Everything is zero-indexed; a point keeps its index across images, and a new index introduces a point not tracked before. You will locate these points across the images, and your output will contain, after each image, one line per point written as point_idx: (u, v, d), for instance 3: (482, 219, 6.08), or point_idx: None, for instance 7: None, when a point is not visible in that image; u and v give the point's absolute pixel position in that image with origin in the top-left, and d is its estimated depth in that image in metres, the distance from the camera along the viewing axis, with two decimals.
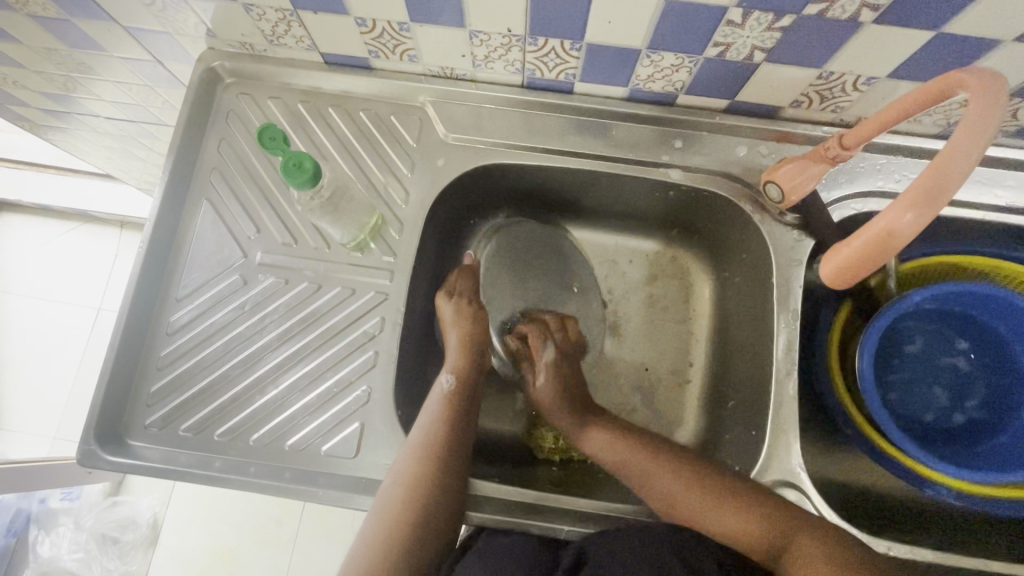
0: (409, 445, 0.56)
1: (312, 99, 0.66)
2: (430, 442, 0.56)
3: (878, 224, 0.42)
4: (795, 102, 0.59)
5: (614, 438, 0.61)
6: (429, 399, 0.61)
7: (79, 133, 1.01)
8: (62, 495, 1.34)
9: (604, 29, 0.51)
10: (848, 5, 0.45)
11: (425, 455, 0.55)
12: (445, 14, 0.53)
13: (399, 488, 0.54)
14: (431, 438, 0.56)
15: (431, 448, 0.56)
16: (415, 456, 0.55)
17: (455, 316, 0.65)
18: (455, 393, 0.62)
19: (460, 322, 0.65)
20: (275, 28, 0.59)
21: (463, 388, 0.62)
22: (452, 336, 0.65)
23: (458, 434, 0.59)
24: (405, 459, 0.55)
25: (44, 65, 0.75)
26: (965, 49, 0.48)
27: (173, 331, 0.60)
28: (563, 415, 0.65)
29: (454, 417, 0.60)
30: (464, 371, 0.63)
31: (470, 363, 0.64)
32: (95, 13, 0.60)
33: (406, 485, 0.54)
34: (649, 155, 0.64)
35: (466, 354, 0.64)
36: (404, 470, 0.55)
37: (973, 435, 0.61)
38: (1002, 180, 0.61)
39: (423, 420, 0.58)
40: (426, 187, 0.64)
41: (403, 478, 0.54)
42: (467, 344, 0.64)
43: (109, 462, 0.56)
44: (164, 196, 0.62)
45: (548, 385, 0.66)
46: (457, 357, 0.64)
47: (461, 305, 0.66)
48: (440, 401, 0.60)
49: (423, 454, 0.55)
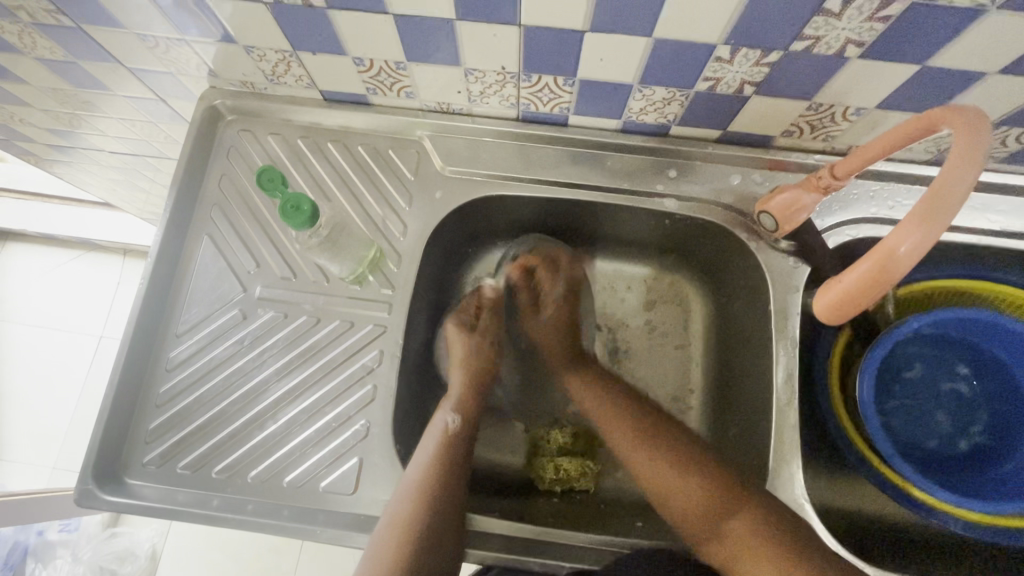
0: (403, 486, 0.55)
1: (312, 134, 0.67)
2: (422, 485, 0.55)
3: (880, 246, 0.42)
4: (787, 132, 0.60)
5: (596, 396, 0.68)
6: (427, 435, 0.60)
7: (83, 166, 1.03)
8: (60, 527, 1.33)
9: (596, 66, 0.53)
10: (834, 41, 0.46)
11: (419, 498, 0.54)
12: (440, 53, 0.54)
13: (392, 530, 0.53)
14: (425, 481, 0.55)
15: (424, 491, 0.55)
16: (410, 498, 0.54)
17: (463, 347, 0.68)
18: (454, 432, 0.61)
19: (467, 352, 0.67)
20: (275, 67, 0.61)
21: (463, 426, 0.62)
22: (458, 373, 0.66)
23: (453, 477, 0.57)
24: (399, 502, 0.54)
25: (49, 103, 0.77)
26: (952, 81, 0.49)
27: (172, 367, 0.60)
28: (558, 361, 0.72)
29: (448, 458, 0.58)
30: (468, 411, 0.64)
31: (473, 404, 0.65)
32: (99, 55, 0.62)
33: (399, 527, 0.53)
34: (644, 184, 0.65)
35: (470, 393, 0.65)
36: (398, 513, 0.54)
37: (978, 462, 0.60)
38: (996, 205, 0.62)
39: (419, 459, 0.57)
40: (424, 219, 0.65)
41: (395, 522, 0.53)
42: (471, 384, 0.66)
43: (107, 502, 0.55)
44: (165, 232, 0.62)
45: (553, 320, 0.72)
46: (461, 393, 0.65)
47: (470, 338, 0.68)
48: (437, 440, 0.59)
49: (417, 498, 0.54)
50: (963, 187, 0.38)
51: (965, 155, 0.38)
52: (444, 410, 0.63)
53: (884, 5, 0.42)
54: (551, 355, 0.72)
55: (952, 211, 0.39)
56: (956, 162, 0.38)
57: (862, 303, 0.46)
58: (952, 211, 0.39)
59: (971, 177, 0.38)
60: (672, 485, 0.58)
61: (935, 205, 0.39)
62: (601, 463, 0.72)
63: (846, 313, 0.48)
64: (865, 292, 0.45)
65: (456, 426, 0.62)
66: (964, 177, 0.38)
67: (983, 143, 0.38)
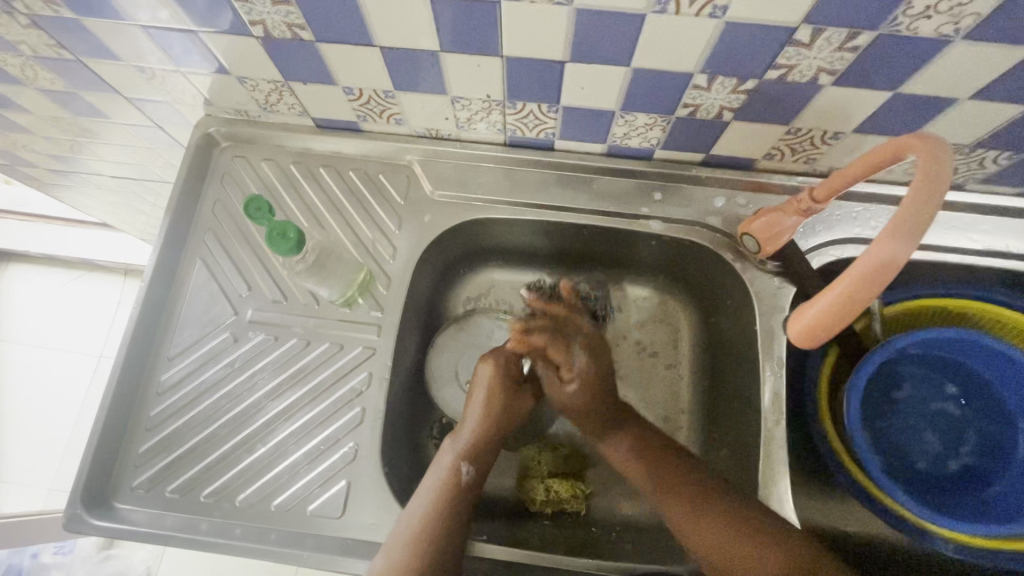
0: (397, 534, 0.54)
1: (305, 160, 0.68)
2: (422, 532, 0.54)
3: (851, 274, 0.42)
4: (768, 155, 0.61)
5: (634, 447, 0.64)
6: (433, 479, 0.58)
7: (85, 190, 1.05)
8: (55, 550, 1.33)
9: (578, 94, 0.54)
10: (807, 70, 0.47)
11: (415, 548, 0.53)
12: (427, 83, 0.56)
13: None
14: (421, 530, 0.54)
15: (420, 539, 0.53)
16: (405, 548, 0.53)
17: (493, 394, 0.64)
18: (463, 483, 0.59)
19: (494, 394, 0.64)
20: (268, 97, 0.62)
21: (473, 479, 0.59)
22: (477, 404, 0.63)
23: (453, 526, 0.56)
24: (389, 556, 0.53)
25: (50, 130, 0.79)
26: (925, 107, 0.50)
27: (163, 391, 0.61)
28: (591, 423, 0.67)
29: (453, 506, 0.57)
30: (482, 458, 0.61)
31: (486, 455, 0.62)
32: (99, 86, 0.64)
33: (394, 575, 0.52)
34: (629, 207, 0.66)
35: (488, 439, 0.62)
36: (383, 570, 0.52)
37: (969, 482, 0.60)
38: (979, 225, 0.62)
39: (420, 502, 0.56)
40: (413, 242, 0.66)
41: (392, 570, 0.52)
42: (489, 429, 0.63)
43: (95, 527, 0.55)
44: (159, 256, 0.63)
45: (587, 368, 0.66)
46: (474, 442, 0.61)
47: (503, 379, 0.65)
48: (445, 486, 0.58)
49: (416, 545, 0.53)
50: (933, 209, 0.39)
51: (932, 172, 0.39)
52: (455, 451, 0.60)
53: (853, 35, 0.43)
54: (581, 412, 0.67)
55: (920, 233, 0.39)
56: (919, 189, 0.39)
57: (828, 332, 0.46)
58: (919, 235, 0.39)
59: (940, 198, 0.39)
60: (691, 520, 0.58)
61: (904, 226, 0.39)
62: (591, 485, 0.72)
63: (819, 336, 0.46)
64: (836, 319, 0.44)
65: (466, 478, 0.59)
66: (930, 201, 0.39)
67: (945, 169, 0.39)
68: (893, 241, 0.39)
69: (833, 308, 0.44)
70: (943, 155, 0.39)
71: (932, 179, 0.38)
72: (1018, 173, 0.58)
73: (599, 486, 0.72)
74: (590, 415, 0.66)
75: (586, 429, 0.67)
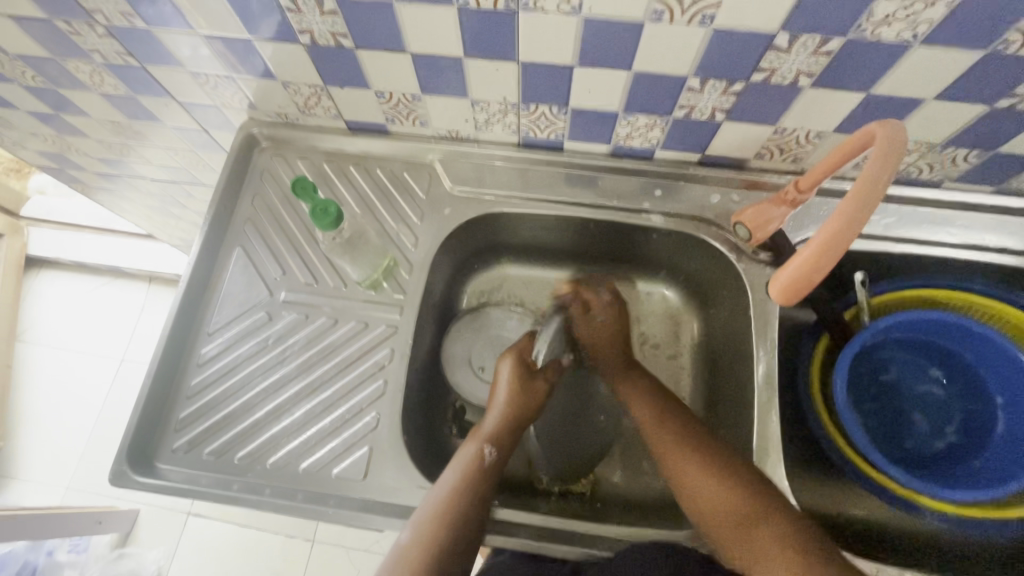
0: (424, 511, 0.57)
1: (336, 159, 0.75)
2: (443, 510, 0.56)
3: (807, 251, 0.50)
4: (758, 154, 0.67)
5: (648, 402, 0.66)
6: (460, 461, 0.61)
7: (125, 193, 1.13)
8: (70, 547, 1.37)
9: (585, 96, 0.60)
10: (788, 73, 0.54)
11: (439, 522, 0.55)
12: (451, 86, 0.62)
13: (414, 549, 0.54)
14: (445, 507, 0.57)
15: (444, 512, 0.56)
16: (430, 521, 0.56)
17: (512, 387, 0.65)
18: (488, 464, 0.61)
19: (515, 385, 0.66)
20: (307, 100, 0.70)
21: (496, 459, 0.62)
22: (501, 397, 0.65)
23: (477, 502, 0.58)
24: (413, 531, 0.56)
25: (105, 134, 0.87)
26: (896, 106, 0.56)
27: (203, 363, 0.66)
28: (609, 356, 0.70)
29: (475, 486, 0.59)
30: (504, 443, 0.63)
31: (507, 434, 0.64)
32: (156, 91, 0.72)
33: (422, 545, 0.55)
34: (632, 203, 0.72)
35: (508, 425, 0.64)
36: (409, 543, 0.55)
37: (955, 459, 0.63)
38: (956, 221, 0.68)
39: (445, 481, 0.59)
40: (433, 233, 0.72)
41: (420, 541, 0.55)
42: (510, 416, 0.64)
43: (138, 483, 0.60)
44: (205, 240, 0.70)
45: (601, 321, 0.70)
46: (496, 425, 0.64)
47: (520, 370, 0.67)
48: (471, 467, 0.60)
49: (441, 518, 0.56)
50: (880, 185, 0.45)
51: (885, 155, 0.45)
52: (482, 437, 0.63)
53: (826, 41, 0.49)
54: (597, 352, 0.71)
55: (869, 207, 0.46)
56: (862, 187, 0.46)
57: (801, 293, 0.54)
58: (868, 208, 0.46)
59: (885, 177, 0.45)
60: (711, 503, 0.56)
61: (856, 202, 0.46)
62: (597, 468, 0.76)
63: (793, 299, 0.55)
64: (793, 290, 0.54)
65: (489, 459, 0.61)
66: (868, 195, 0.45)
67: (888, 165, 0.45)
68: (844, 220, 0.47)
69: (795, 276, 0.52)
70: (897, 137, 0.45)
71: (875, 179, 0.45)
72: (988, 171, 0.63)
73: (604, 469, 0.76)
74: (607, 349, 0.70)
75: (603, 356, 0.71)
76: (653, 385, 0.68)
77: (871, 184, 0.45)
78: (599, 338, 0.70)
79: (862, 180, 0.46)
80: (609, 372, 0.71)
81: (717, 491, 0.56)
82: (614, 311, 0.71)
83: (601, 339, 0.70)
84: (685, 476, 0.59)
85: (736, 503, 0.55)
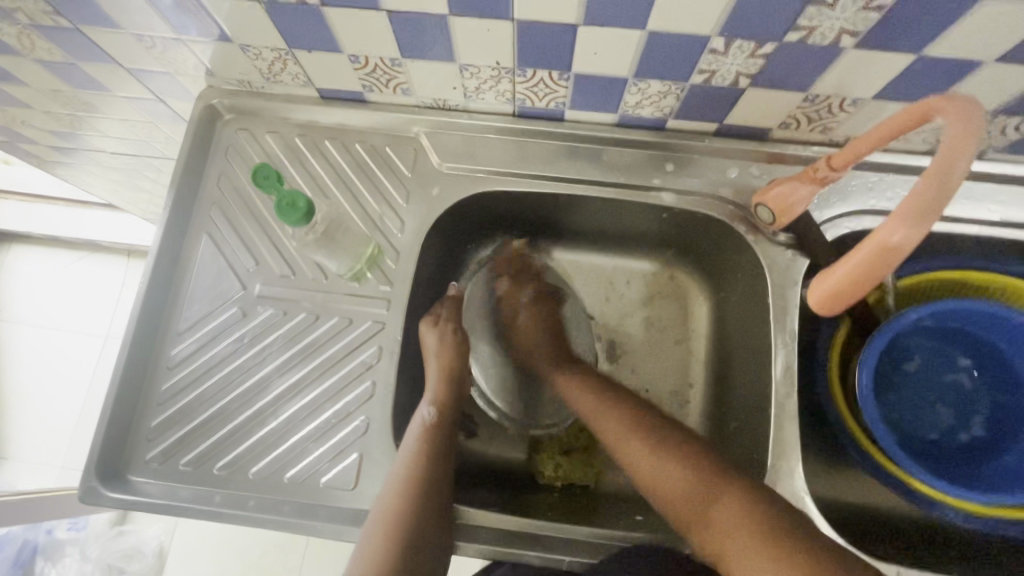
0: (394, 476, 0.56)
1: (309, 132, 0.67)
2: (410, 475, 0.56)
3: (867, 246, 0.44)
4: (783, 124, 0.60)
5: (592, 402, 0.66)
6: (410, 425, 0.61)
7: (86, 168, 1.04)
8: (68, 526, 1.33)
9: (591, 60, 0.53)
10: (828, 32, 0.46)
11: (404, 492, 0.55)
12: (434, 49, 0.54)
13: (382, 518, 0.54)
14: (413, 468, 0.57)
15: (408, 479, 0.56)
16: (397, 489, 0.55)
17: (438, 347, 0.65)
18: (435, 421, 0.62)
19: (443, 351, 0.65)
20: (271, 66, 0.61)
21: (443, 415, 0.63)
22: (431, 370, 0.65)
23: (437, 459, 0.59)
24: (389, 491, 0.55)
25: (50, 105, 0.77)
26: (949, 69, 0.48)
27: (174, 365, 0.61)
28: (540, 359, 0.72)
29: (433, 445, 0.60)
30: (445, 399, 0.64)
31: (449, 395, 0.65)
32: (98, 57, 0.62)
33: (390, 516, 0.54)
34: (641, 178, 0.65)
35: (447, 385, 0.65)
36: (388, 502, 0.55)
37: (979, 453, 0.60)
38: (997, 195, 0.61)
39: (405, 450, 0.58)
40: (421, 215, 0.65)
41: (386, 512, 0.55)
42: (447, 377, 0.65)
43: (111, 499, 0.56)
44: (166, 227, 0.63)
45: (529, 320, 0.73)
46: (438, 386, 0.64)
47: (439, 334, 0.66)
48: (422, 426, 0.60)
49: (404, 487, 0.55)
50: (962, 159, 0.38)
51: (963, 131, 0.38)
52: (424, 401, 0.64)
53: None
54: (539, 361, 0.72)
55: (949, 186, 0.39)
56: (947, 156, 0.38)
57: (852, 296, 0.47)
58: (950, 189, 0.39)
59: (968, 149, 0.38)
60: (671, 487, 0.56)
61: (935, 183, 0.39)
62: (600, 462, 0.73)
63: (841, 301, 0.49)
64: (852, 289, 0.47)
65: (434, 417, 0.62)
66: (957, 167, 0.38)
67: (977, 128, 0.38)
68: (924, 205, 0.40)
69: (852, 274, 0.46)
70: (965, 108, 0.38)
71: (961, 145, 0.38)
72: None
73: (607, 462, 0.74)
74: (535, 355, 0.73)
75: (537, 359, 0.73)
76: (546, 348, 0.72)
77: (953, 159, 0.38)
78: (534, 344, 0.73)
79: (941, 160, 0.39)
80: (544, 369, 0.72)
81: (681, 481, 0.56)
82: (544, 307, 0.74)
83: (541, 347, 0.73)
84: (655, 482, 0.58)
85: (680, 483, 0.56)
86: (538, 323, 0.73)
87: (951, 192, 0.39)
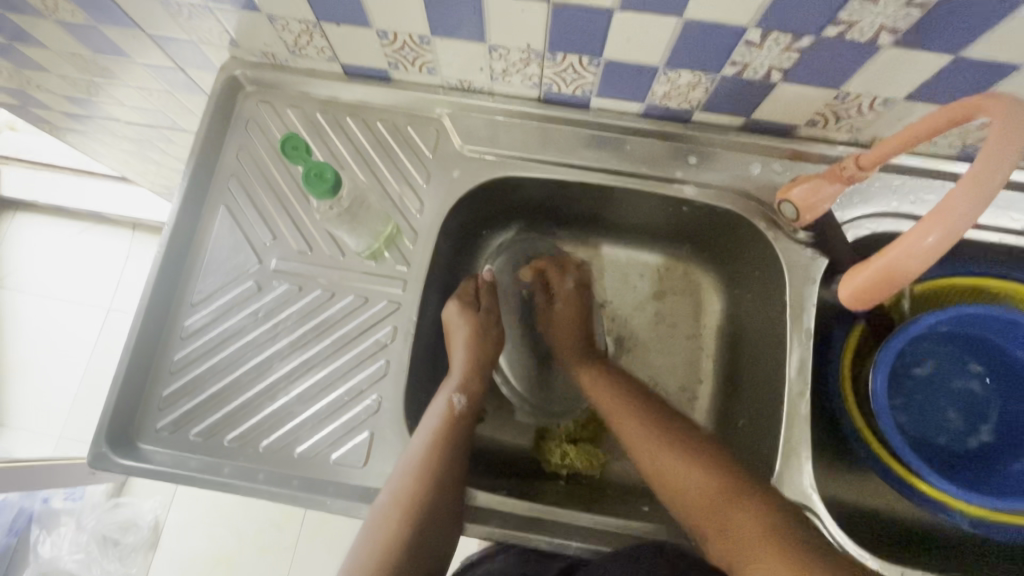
0: (407, 461, 0.56)
1: (331, 109, 0.66)
2: (423, 463, 0.55)
3: (898, 245, 0.43)
4: (811, 122, 0.59)
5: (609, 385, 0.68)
6: (430, 416, 0.60)
7: (99, 135, 1.02)
8: (65, 495, 1.32)
9: (623, 46, 0.52)
10: (868, 28, 0.46)
11: (418, 481, 0.54)
12: (465, 28, 0.53)
13: (395, 505, 0.54)
14: (428, 456, 0.56)
15: (425, 466, 0.55)
16: (410, 476, 0.55)
17: (469, 336, 0.66)
18: (460, 412, 0.62)
19: (472, 342, 0.66)
20: (298, 39, 0.60)
21: (469, 407, 0.63)
22: (459, 356, 0.66)
23: (454, 451, 0.58)
24: (402, 478, 0.55)
25: (67, 69, 0.76)
26: (985, 72, 0.48)
27: (187, 336, 0.61)
28: (568, 352, 0.72)
29: (451, 438, 0.59)
30: (473, 389, 0.65)
31: (476, 385, 0.65)
32: (122, 22, 0.62)
33: (403, 506, 0.54)
34: (662, 169, 0.65)
35: (475, 375, 0.65)
36: (399, 490, 0.54)
37: (986, 459, 0.61)
38: (1019, 204, 0.61)
39: (422, 437, 0.57)
40: (442, 197, 0.65)
41: (398, 499, 0.54)
42: (477, 366, 0.66)
43: (120, 466, 0.56)
44: (185, 197, 0.62)
45: (566, 310, 0.73)
46: (466, 376, 0.65)
47: (471, 322, 0.67)
48: (443, 416, 0.60)
49: (418, 475, 0.55)
50: (1006, 157, 0.38)
51: (1010, 131, 0.38)
52: (450, 388, 0.64)
53: None
54: (563, 350, 0.73)
55: (991, 186, 0.38)
56: (988, 156, 0.38)
57: (878, 294, 0.48)
58: (991, 188, 0.38)
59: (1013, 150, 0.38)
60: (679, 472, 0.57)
61: (978, 181, 0.38)
62: (605, 452, 0.73)
63: (867, 299, 0.49)
64: (881, 287, 0.47)
65: (463, 407, 0.63)
66: (1002, 166, 0.38)
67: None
68: (964, 203, 0.39)
69: (880, 271, 0.46)
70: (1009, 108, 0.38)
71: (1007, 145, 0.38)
72: None
73: (612, 453, 0.74)
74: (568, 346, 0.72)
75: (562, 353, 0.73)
76: (576, 341, 0.72)
77: (998, 158, 0.38)
78: (566, 334, 0.72)
79: (985, 160, 0.38)
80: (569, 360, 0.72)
81: (690, 471, 0.57)
82: (580, 298, 0.73)
83: (569, 332, 0.72)
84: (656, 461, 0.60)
85: (700, 478, 0.56)
86: (569, 310, 0.73)
87: (988, 200, 0.39)
